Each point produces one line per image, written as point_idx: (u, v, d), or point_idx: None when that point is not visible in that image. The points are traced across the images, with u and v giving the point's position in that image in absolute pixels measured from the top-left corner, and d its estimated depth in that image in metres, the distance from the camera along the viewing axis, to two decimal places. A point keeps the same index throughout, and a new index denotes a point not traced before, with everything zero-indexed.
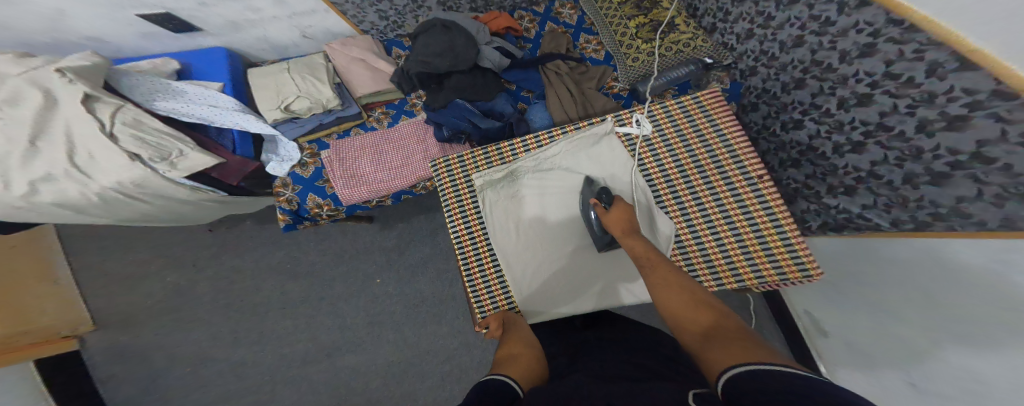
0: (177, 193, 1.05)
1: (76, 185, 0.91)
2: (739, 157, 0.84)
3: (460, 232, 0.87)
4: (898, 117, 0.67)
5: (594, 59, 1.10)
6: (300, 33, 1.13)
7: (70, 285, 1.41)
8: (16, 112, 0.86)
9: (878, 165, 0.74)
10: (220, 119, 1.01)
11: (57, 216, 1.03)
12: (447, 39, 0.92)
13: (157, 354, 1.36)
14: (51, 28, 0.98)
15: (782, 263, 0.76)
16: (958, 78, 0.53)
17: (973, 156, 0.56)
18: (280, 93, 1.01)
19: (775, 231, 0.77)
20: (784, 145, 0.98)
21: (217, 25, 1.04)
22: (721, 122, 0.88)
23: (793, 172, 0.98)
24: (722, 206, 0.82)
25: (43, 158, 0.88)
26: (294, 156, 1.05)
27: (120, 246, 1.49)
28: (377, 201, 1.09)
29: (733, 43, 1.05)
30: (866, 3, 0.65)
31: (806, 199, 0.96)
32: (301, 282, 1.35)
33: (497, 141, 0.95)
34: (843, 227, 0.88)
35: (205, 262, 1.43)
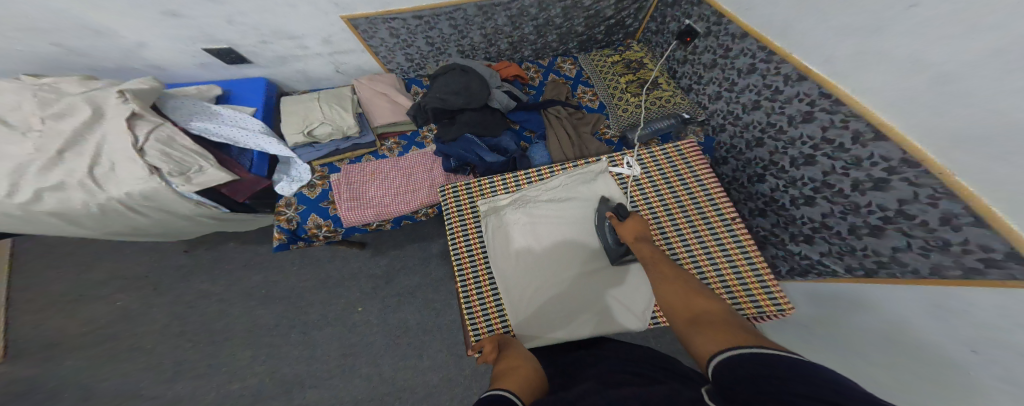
0: (180, 208, 1.09)
1: (84, 194, 0.95)
2: (714, 199, 0.97)
3: (461, 251, 0.94)
4: (837, 176, 0.79)
5: (590, 107, 1.27)
6: (334, 68, 1.33)
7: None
8: (60, 125, 0.96)
9: (828, 217, 0.84)
10: (246, 140, 1.13)
11: (45, 226, 1.03)
12: (464, 80, 1.09)
13: (83, 387, 1.21)
14: (123, 56, 1.16)
15: (759, 297, 0.82)
16: (876, 147, 0.67)
17: (898, 213, 0.68)
18: (307, 119, 1.14)
19: (746, 263, 0.87)
20: (752, 196, 1.08)
21: (267, 59, 1.23)
22: (697, 170, 1.02)
23: (761, 219, 1.07)
24: (704, 241, 0.91)
25: (63, 167, 0.94)
26: (304, 178, 1.14)
27: (89, 260, 1.43)
28: (377, 224, 1.17)
29: (705, 103, 1.19)
30: (803, 78, 0.80)
31: (775, 246, 1.04)
32: (275, 308, 1.29)
33: (500, 172, 1.07)
34: (808, 271, 0.95)
35: (172, 283, 1.37)
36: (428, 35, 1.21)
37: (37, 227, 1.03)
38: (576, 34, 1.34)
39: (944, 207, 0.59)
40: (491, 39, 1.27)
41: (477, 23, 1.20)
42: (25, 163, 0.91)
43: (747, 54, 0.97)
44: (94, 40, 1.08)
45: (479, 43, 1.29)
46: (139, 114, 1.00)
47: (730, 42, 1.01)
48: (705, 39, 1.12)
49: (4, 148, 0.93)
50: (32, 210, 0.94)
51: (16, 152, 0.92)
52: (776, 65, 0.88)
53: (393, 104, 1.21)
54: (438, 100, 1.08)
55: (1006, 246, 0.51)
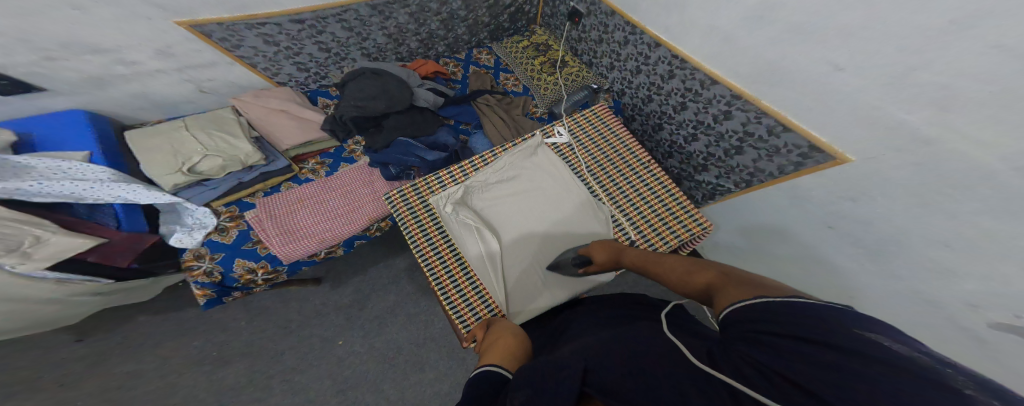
0: (34, 294, 0.77)
1: None
2: (635, 150, 0.98)
3: (423, 248, 0.83)
4: (703, 115, 0.91)
5: (515, 92, 1.14)
6: (196, 87, 0.97)
7: None
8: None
9: (710, 148, 0.96)
10: (93, 193, 0.82)
11: None
12: (379, 83, 0.88)
13: None
14: None
15: (686, 221, 0.88)
16: (714, 90, 0.84)
17: (744, 134, 0.83)
18: (180, 155, 0.85)
19: (672, 200, 0.91)
20: (658, 143, 1.13)
21: (72, 82, 0.83)
22: (615, 129, 1.01)
23: (671, 161, 1.13)
24: (636, 189, 0.93)
25: None
26: (209, 223, 0.88)
27: None
28: (325, 252, 0.97)
29: (604, 72, 1.17)
30: (658, 45, 0.92)
31: (687, 181, 1.12)
32: (238, 368, 1.11)
33: (440, 169, 0.91)
34: (715, 194, 1.06)
35: (74, 377, 1.05)
36: (318, 40, 0.95)
37: None
38: (484, 25, 1.16)
39: (766, 123, 0.77)
40: (398, 38, 1.05)
41: (375, 23, 0.97)
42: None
43: (619, 28, 1.01)
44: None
45: (386, 44, 1.06)
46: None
47: (605, 20, 1.04)
48: (589, 19, 1.11)
49: None
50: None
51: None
52: (637, 36, 0.97)
53: (299, 120, 0.95)
54: (354, 108, 0.84)
55: (807, 142, 0.70)
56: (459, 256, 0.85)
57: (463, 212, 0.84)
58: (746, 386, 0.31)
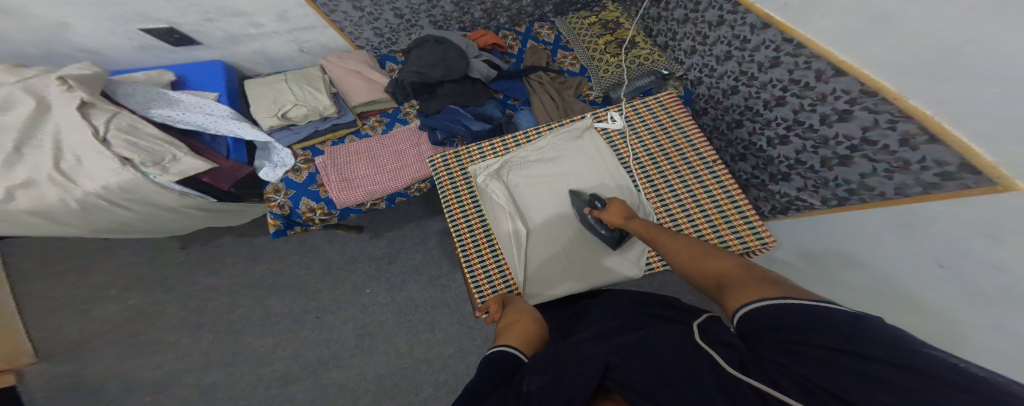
0: (164, 198, 1.00)
1: (57, 190, 0.87)
2: (699, 148, 0.91)
3: (457, 218, 0.87)
4: (806, 113, 0.78)
5: (571, 71, 1.13)
6: (297, 47, 1.19)
7: (11, 314, 1.27)
8: (4, 118, 0.86)
9: (801, 153, 0.83)
10: (215, 126, 1.04)
11: (31, 229, 0.97)
12: (439, 51, 0.94)
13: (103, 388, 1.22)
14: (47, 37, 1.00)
15: (742, 231, 0.81)
16: (836, 82, 0.68)
17: (862, 141, 0.69)
18: (277, 102, 1.04)
19: (731, 205, 0.84)
20: (733, 142, 1.02)
21: (217, 39, 1.09)
22: (682, 122, 0.94)
23: (742, 164, 1.02)
24: (689, 187, 0.87)
25: (26, 164, 0.86)
26: (288, 162, 1.05)
27: (83, 265, 1.37)
28: (371, 203, 1.09)
29: (682, 58, 1.10)
30: (767, 25, 0.79)
31: (756, 188, 1.00)
32: (285, 295, 1.30)
33: (483, 139, 0.95)
34: (789, 208, 0.93)
35: (177, 279, 1.34)
36: (395, 7, 1.09)
37: (21, 229, 0.97)
38: None
39: (902, 130, 0.60)
40: (464, 7, 1.12)
41: None
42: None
43: (715, 5, 0.92)
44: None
45: (451, 12, 1.14)
46: (91, 102, 0.91)
47: None
48: None
49: None
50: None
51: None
52: (742, 16, 0.85)
53: (369, 82, 1.09)
54: (414, 73, 0.94)
55: (959, 158, 0.53)
56: (488, 229, 0.87)
57: (496, 185, 0.86)
58: (776, 389, 0.32)
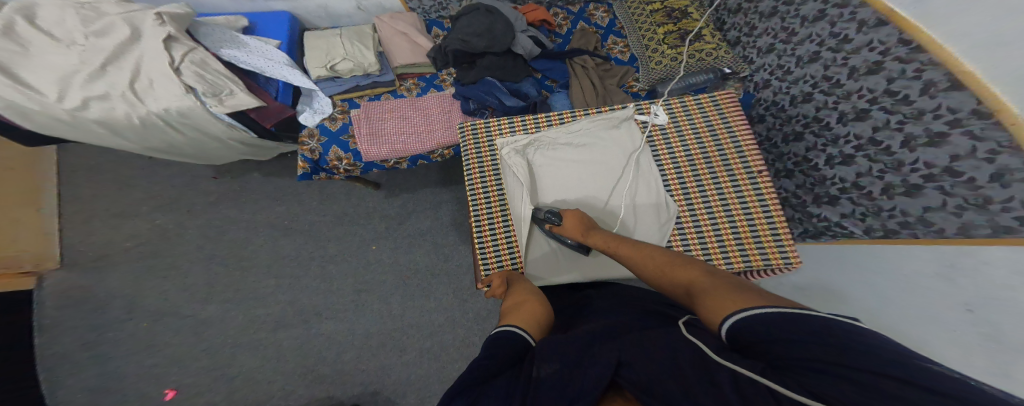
0: (214, 128, 1.08)
1: (126, 106, 0.96)
2: (744, 152, 0.81)
3: (477, 189, 0.86)
4: (889, 132, 0.68)
5: (618, 59, 1.10)
6: (356, 5, 1.24)
7: (51, 215, 1.37)
8: (102, 42, 0.97)
9: (863, 176, 0.74)
10: (272, 70, 1.12)
11: (92, 137, 1.06)
12: (488, 23, 0.97)
13: (115, 302, 1.30)
14: None
15: (768, 248, 0.74)
16: (945, 97, 0.57)
17: (944, 171, 0.60)
18: (329, 54, 1.11)
19: (764, 219, 0.76)
20: (781, 157, 0.93)
21: None
22: (733, 123, 0.84)
23: (785, 181, 0.93)
24: (723, 193, 0.79)
25: (106, 80, 0.95)
26: (326, 110, 1.11)
27: (121, 180, 1.45)
28: (394, 162, 1.13)
29: (753, 57, 1.01)
30: (882, 22, 0.67)
31: (793, 208, 0.92)
32: (295, 239, 1.35)
33: (515, 114, 0.96)
34: (823, 233, 0.85)
35: (202, 207, 1.41)
36: None
37: (87, 137, 1.06)
38: None
39: (1002, 163, 0.51)
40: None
41: None
42: (69, 73, 0.93)
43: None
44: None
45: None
46: (176, 37, 1.01)
47: None
48: None
49: (48, 56, 0.94)
50: (75, 117, 0.95)
51: (59, 62, 0.94)
52: (852, 10, 0.73)
53: (413, 45, 1.14)
54: (459, 41, 0.99)
55: None
56: (505, 202, 0.85)
57: (518, 161, 0.84)
58: (787, 389, 0.32)
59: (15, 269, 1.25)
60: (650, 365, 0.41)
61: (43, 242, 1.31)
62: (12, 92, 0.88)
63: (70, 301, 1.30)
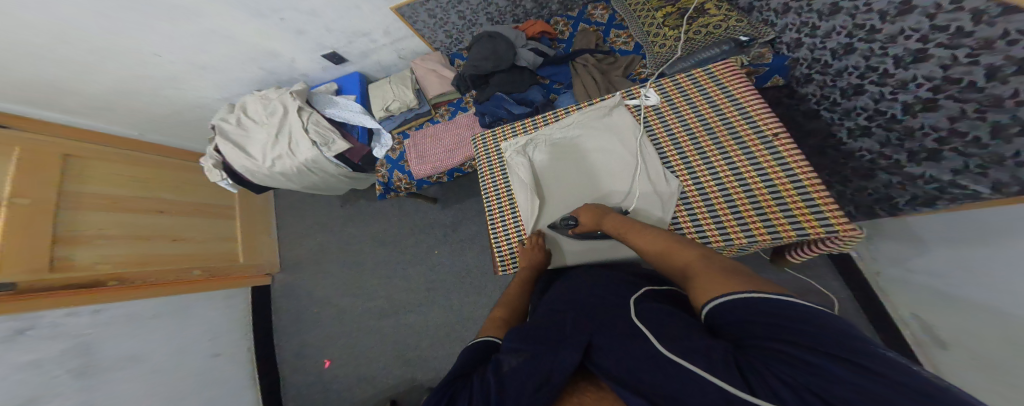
0: (329, 168, 1.44)
1: (288, 160, 1.37)
2: (754, 118, 0.74)
3: (489, 192, 0.95)
4: (962, 68, 0.57)
5: (624, 51, 1.08)
6: (398, 55, 1.47)
7: (275, 236, 2.03)
8: (270, 119, 1.40)
9: (959, 120, 0.60)
10: (355, 119, 1.42)
11: (276, 183, 1.53)
12: (491, 45, 1.07)
13: (297, 296, 1.88)
14: (283, 71, 1.51)
15: (799, 215, 0.63)
16: (1009, 21, 0.50)
17: None
18: (384, 98, 1.38)
19: (791, 185, 0.66)
20: (849, 113, 0.81)
21: (354, 55, 1.45)
22: (734, 92, 0.78)
23: (866, 141, 0.78)
24: (733, 163, 0.72)
25: (277, 144, 1.38)
26: (387, 143, 1.40)
27: (284, 213, 2.08)
28: (437, 177, 1.33)
29: (775, 19, 0.95)
30: None
31: (886, 171, 0.75)
32: (387, 247, 1.71)
33: (524, 118, 1.02)
34: (939, 198, 0.66)
35: (335, 226, 1.91)
36: (459, 9, 1.23)
37: (272, 184, 1.54)
38: None
39: None
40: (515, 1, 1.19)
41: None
42: (263, 144, 1.38)
43: None
44: (271, 62, 1.44)
45: (506, 7, 1.24)
46: (302, 107, 1.38)
47: None
48: None
49: (251, 135, 1.42)
50: (271, 172, 1.42)
51: (256, 137, 1.41)
52: None
53: (442, 78, 1.34)
54: (471, 66, 1.10)
55: None
56: (513, 203, 0.92)
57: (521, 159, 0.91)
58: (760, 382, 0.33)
59: (262, 272, 1.90)
60: (618, 351, 0.46)
61: (269, 256, 1.95)
62: (245, 161, 1.39)
63: (279, 293, 1.91)
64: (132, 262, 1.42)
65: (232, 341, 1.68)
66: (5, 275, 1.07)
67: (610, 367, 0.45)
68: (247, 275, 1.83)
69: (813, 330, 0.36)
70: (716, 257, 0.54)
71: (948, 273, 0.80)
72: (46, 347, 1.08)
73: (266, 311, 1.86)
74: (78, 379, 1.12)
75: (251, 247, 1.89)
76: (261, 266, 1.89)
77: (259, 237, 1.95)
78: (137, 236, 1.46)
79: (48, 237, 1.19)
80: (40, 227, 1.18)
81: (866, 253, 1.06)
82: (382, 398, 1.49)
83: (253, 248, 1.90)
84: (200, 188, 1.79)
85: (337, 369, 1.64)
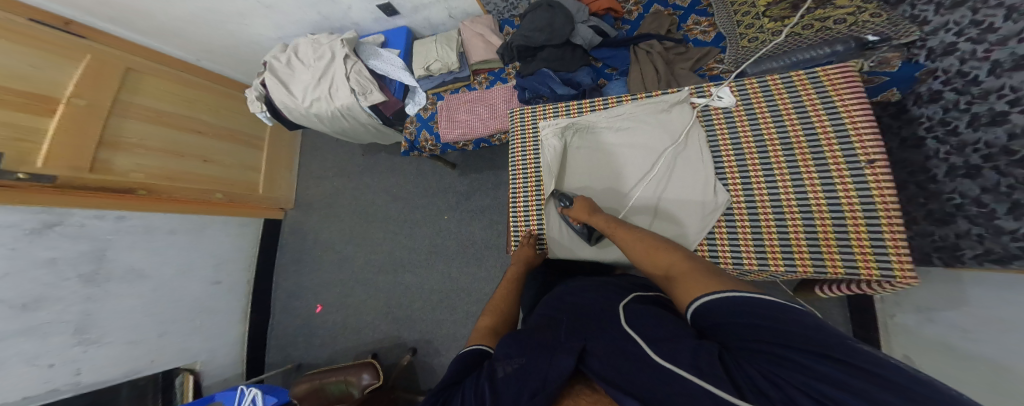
0: (362, 118, 1.44)
1: (326, 103, 1.38)
2: (849, 134, 0.65)
3: (517, 169, 0.94)
4: None
5: (699, 41, 1.04)
6: (448, 14, 1.45)
7: (294, 172, 2.06)
8: (317, 61, 1.40)
9: None
10: (394, 74, 1.41)
11: (310, 123, 1.53)
12: (549, 16, 1.03)
13: (307, 235, 1.91)
14: (332, 15, 1.50)
15: (856, 252, 0.60)
16: None
17: None
18: (426, 57, 1.35)
19: (862, 220, 0.60)
20: (962, 147, 0.70)
21: (406, 8, 1.43)
22: (839, 103, 0.68)
23: (965, 182, 0.69)
24: (801, 184, 0.67)
25: (318, 87, 1.38)
26: (420, 102, 1.41)
27: (308, 150, 2.10)
28: (462, 144, 1.32)
29: (929, 16, 0.76)
30: None
31: (970, 219, 0.68)
32: (398, 203, 1.72)
33: (565, 101, 1.00)
34: (1020, 259, 0.61)
35: (352, 173, 1.92)
36: None
37: (306, 124, 1.55)
38: None
39: None
40: None
41: None
42: (306, 84, 1.39)
43: None
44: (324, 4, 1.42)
45: None
46: (349, 55, 1.37)
47: None
48: None
49: (297, 74, 1.43)
50: (307, 112, 1.43)
51: (301, 77, 1.42)
52: None
53: (488, 44, 1.32)
54: (523, 36, 1.07)
55: None
56: (539, 184, 0.91)
57: (556, 142, 0.87)
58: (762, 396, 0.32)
59: (277, 206, 1.95)
60: (614, 356, 0.43)
61: (284, 192, 1.98)
62: (285, 97, 1.41)
63: (289, 229, 1.96)
64: (162, 176, 1.46)
65: (234, 271, 1.73)
66: (49, 169, 1.13)
67: (606, 370, 0.42)
68: (260, 206, 1.86)
69: (803, 331, 0.37)
70: (698, 260, 0.56)
71: (971, 331, 0.75)
72: (66, 246, 1.16)
73: (272, 246, 1.91)
74: (88, 285, 1.20)
75: (271, 180, 1.93)
76: (277, 200, 1.94)
77: (281, 172, 1.99)
78: (174, 152, 1.50)
79: (96, 138, 1.25)
80: (92, 129, 1.24)
81: (888, 297, 0.99)
82: (366, 349, 1.53)
83: (273, 182, 1.94)
84: (238, 117, 1.82)
85: (328, 312, 1.68)
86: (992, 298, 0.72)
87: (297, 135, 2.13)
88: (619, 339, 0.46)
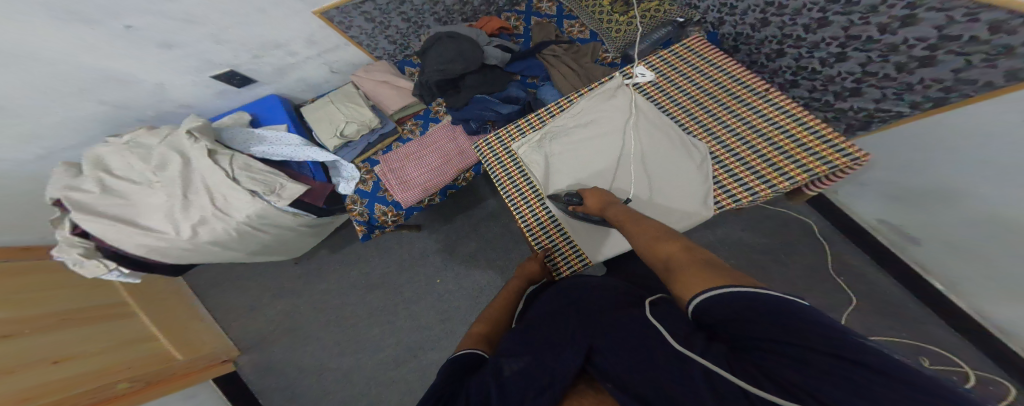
0: (285, 220, 1.11)
1: (222, 222, 1.01)
2: (741, 81, 0.79)
3: (512, 193, 0.85)
4: (859, 27, 0.68)
5: (582, 39, 1.10)
6: (328, 69, 1.26)
7: (208, 320, 1.62)
8: (167, 173, 0.99)
9: (868, 65, 0.70)
10: (297, 155, 1.12)
11: (208, 258, 1.08)
12: (455, 46, 0.93)
13: (287, 368, 1.51)
14: (155, 103, 1.11)
15: (819, 150, 0.66)
16: None
17: (941, 40, 0.58)
18: (332, 122, 1.14)
19: (802, 130, 0.69)
20: (777, 72, 0.90)
21: (267, 74, 1.17)
22: (717, 64, 0.83)
23: (794, 92, 0.88)
24: (731, 129, 0.75)
25: (193, 206, 0.99)
26: (354, 175, 1.17)
27: (223, 283, 1.70)
28: (427, 200, 1.17)
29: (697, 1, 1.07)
30: None
31: (817, 111, 0.86)
32: (375, 292, 1.54)
33: (516, 119, 0.93)
34: (871, 122, 0.78)
35: (303, 287, 1.61)
36: (402, 10, 1.10)
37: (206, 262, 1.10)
38: None
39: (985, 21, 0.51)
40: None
41: (459, 13, 1.19)
42: (169, 209, 0.97)
43: None
44: (123, 91, 1.02)
45: (455, 5, 1.15)
46: (216, 150, 1.03)
47: None
48: None
49: (145, 201, 0.98)
50: (197, 245, 1.01)
51: (156, 203, 0.98)
52: None
53: (397, 89, 1.18)
54: (437, 71, 0.95)
55: None
56: (542, 200, 0.83)
57: (536, 156, 0.84)
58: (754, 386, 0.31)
59: (219, 360, 1.48)
60: (619, 351, 0.43)
61: (214, 344, 1.52)
62: (150, 239, 0.96)
63: (264, 369, 1.54)
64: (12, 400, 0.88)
65: None
66: None
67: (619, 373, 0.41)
68: (195, 370, 1.38)
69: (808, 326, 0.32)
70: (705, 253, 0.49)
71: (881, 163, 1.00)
72: None
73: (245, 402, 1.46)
74: None
75: (188, 343, 1.44)
76: (209, 355, 1.46)
77: (185, 329, 1.49)
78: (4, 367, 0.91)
79: None
80: None
81: None
82: None
83: (192, 344, 1.45)
84: (59, 292, 1.23)
85: None
86: (882, 139, 0.94)
87: (179, 279, 1.69)
88: (626, 335, 0.44)
